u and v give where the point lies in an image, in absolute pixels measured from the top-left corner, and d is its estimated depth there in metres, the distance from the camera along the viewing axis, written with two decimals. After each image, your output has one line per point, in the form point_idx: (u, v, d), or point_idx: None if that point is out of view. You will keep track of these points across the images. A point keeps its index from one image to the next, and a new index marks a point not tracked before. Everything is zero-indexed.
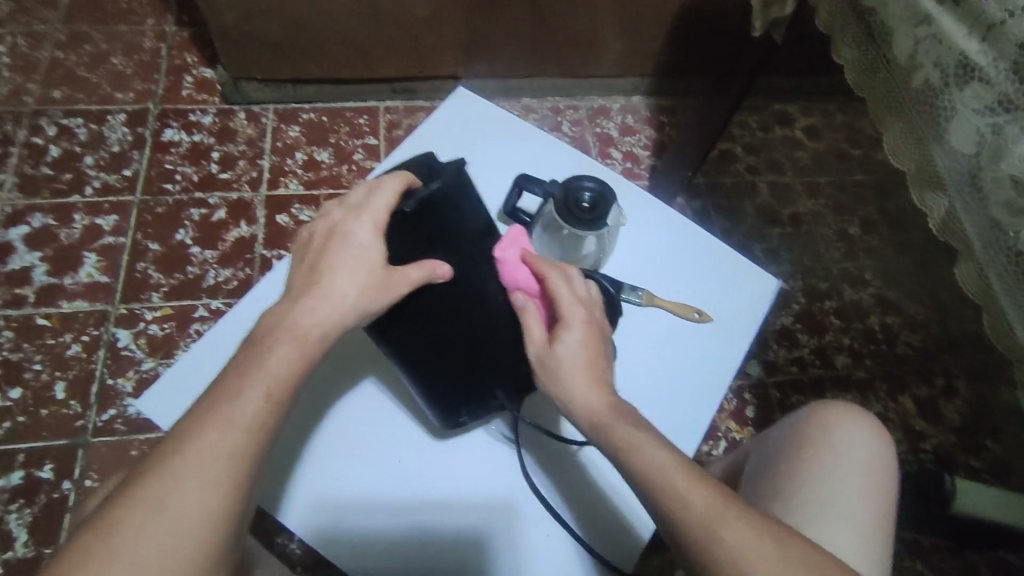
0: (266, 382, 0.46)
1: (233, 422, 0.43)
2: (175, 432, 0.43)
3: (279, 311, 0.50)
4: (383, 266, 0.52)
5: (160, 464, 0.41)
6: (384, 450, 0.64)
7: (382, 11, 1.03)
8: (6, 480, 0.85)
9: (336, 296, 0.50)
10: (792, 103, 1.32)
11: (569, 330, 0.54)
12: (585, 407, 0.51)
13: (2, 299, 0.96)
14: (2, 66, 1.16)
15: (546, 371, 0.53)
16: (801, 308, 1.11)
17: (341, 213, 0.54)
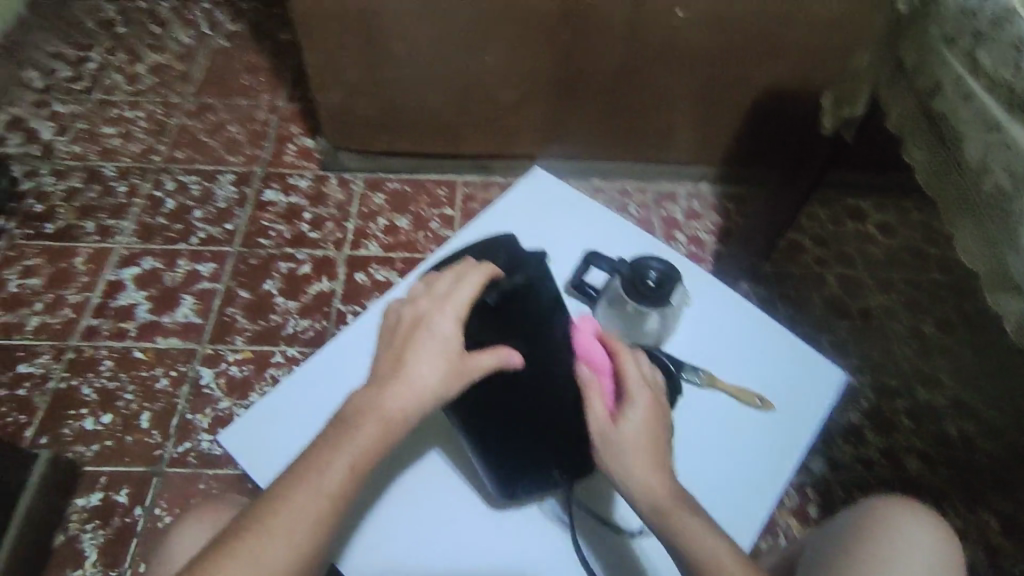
0: (353, 455, 0.51)
1: (321, 490, 0.49)
2: (274, 491, 0.50)
3: (366, 393, 0.54)
4: (460, 355, 0.56)
5: (260, 520, 0.48)
6: (441, 514, 0.66)
7: (470, 97, 1.13)
8: (86, 500, 0.91)
9: (418, 383, 0.54)
10: (863, 197, 1.32)
11: (638, 409, 0.56)
12: (647, 491, 0.54)
13: (108, 331, 1.06)
14: (139, 129, 1.34)
15: (609, 449, 0.55)
16: (871, 405, 1.07)
17: (425, 300, 0.58)
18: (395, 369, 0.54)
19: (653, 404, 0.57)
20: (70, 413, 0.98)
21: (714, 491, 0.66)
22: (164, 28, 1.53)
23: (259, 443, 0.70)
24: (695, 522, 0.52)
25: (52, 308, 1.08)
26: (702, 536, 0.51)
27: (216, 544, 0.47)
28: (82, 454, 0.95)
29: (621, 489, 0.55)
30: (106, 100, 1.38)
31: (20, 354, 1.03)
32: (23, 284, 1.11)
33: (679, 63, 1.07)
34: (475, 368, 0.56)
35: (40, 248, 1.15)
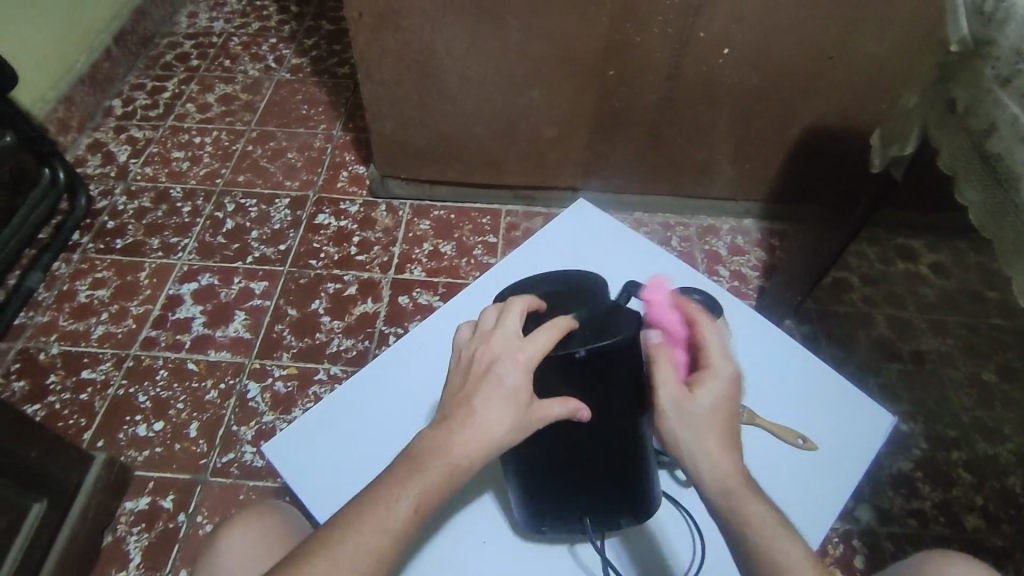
0: (417, 496, 0.49)
1: (386, 528, 0.48)
2: (340, 522, 0.49)
3: (433, 436, 0.51)
4: (527, 404, 0.53)
5: (323, 549, 0.47)
6: (478, 545, 0.66)
7: (517, 131, 1.17)
8: (134, 504, 0.95)
9: (485, 434, 0.51)
10: (915, 238, 1.29)
11: (714, 376, 0.56)
12: (706, 458, 0.51)
13: (165, 342, 1.12)
14: (205, 153, 1.42)
15: (678, 409, 0.54)
16: (924, 454, 1.02)
17: (497, 345, 0.55)
18: (462, 417, 0.51)
19: (730, 379, 0.56)
20: (126, 419, 1.03)
21: None
22: (234, 62, 1.64)
23: (302, 458, 0.72)
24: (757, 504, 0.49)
25: (116, 318, 1.15)
26: (758, 516, 0.48)
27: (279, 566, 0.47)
28: (134, 459, 0.99)
29: (681, 454, 0.53)
30: (178, 126, 1.48)
31: (84, 360, 1.10)
32: (91, 294, 1.18)
33: (725, 101, 1.08)
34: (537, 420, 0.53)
35: (110, 262, 1.23)
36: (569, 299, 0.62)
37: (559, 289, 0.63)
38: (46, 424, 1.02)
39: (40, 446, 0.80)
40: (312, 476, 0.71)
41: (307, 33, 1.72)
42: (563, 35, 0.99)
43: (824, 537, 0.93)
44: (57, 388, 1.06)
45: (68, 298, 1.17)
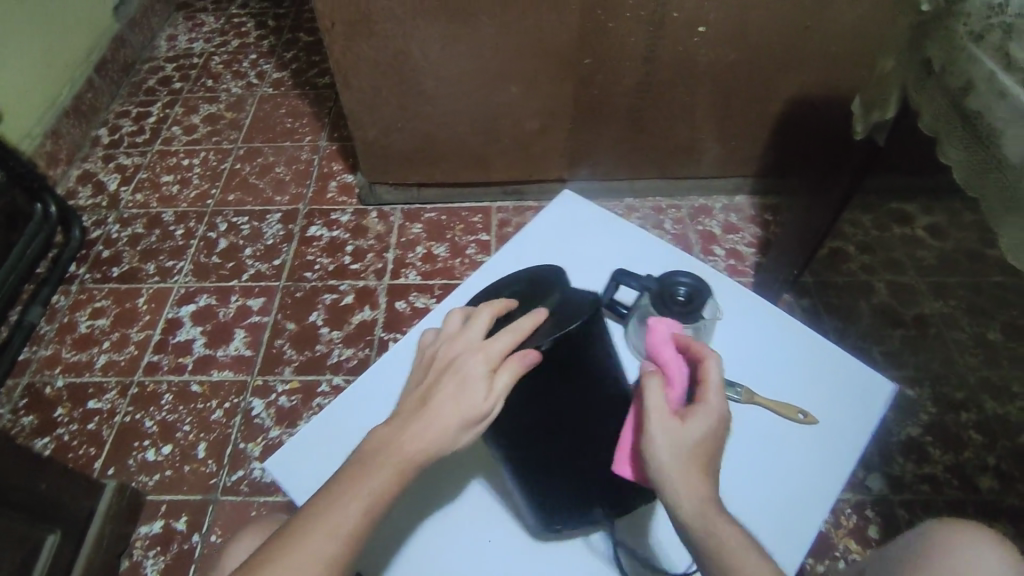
0: (364, 498, 0.48)
1: (334, 532, 0.47)
2: (290, 530, 0.47)
3: (388, 432, 0.51)
4: (482, 403, 0.51)
5: (273, 554, 0.46)
6: (484, 534, 0.68)
7: (499, 128, 1.16)
8: (148, 528, 0.96)
9: (438, 427, 0.50)
10: (910, 202, 1.28)
11: (703, 413, 0.52)
12: (685, 491, 0.49)
13: (168, 366, 1.13)
14: (194, 175, 1.43)
15: (672, 439, 0.50)
16: (932, 418, 1.01)
17: (459, 344, 0.55)
18: (418, 411, 0.52)
19: (724, 415, 0.53)
20: (134, 445, 1.04)
21: (752, 513, 0.63)
22: (216, 81, 1.64)
23: (301, 471, 0.72)
24: (737, 536, 0.47)
25: (117, 346, 1.16)
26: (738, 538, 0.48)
27: None
28: (145, 483, 1.00)
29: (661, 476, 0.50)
30: (165, 150, 1.49)
31: (89, 391, 1.10)
32: (92, 324, 1.19)
33: (704, 81, 1.08)
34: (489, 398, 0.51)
35: (108, 291, 1.24)
36: (541, 287, 0.60)
37: (529, 278, 0.62)
38: (56, 456, 1.03)
39: (50, 478, 0.81)
40: (311, 487, 0.71)
41: (286, 46, 1.72)
42: (535, 29, 0.99)
43: (837, 509, 0.93)
44: (65, 420, 1.07)
45: (70, 329, 1.18)
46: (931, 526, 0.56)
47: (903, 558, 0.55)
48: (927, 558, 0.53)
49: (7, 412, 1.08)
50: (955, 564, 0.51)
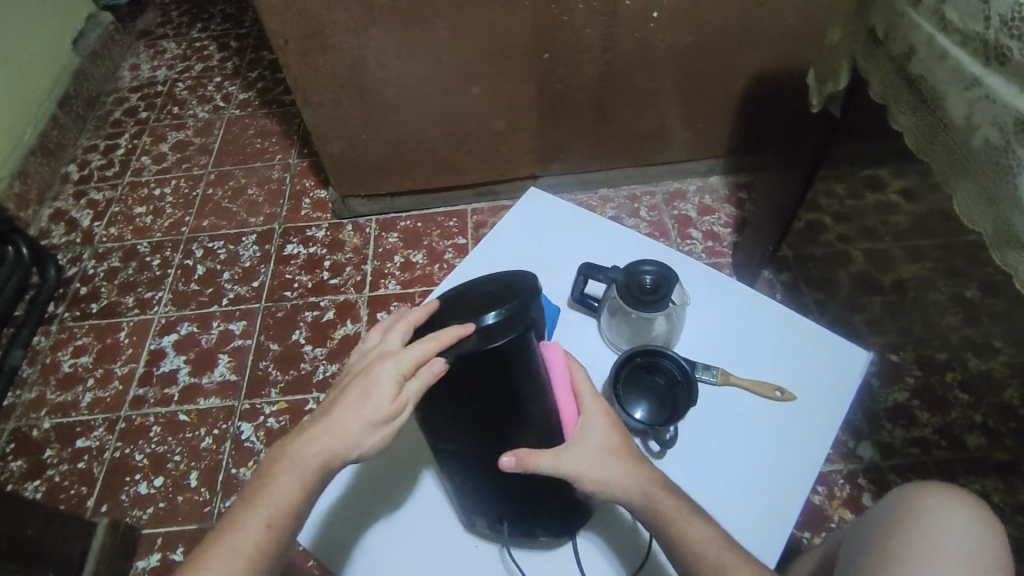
0: (266, 513, 0.48)
1: (237, 552, 0.47)
2: (195, 557, 0.47)
3: (293, 436, 0.51)
4: (386, 406, 0.50)
5: None
6: (432, 537, 0.65)
7: (464, 131, 1.16)
8: (145, 562, 0.95)
9: (339, 429, 0.50)
10: (881, 168, 1.29)
11: (589, 418, 0.57)
12: (628, 486, 0.53)
13: (154, 398, 1.12)
14: (167, 204, 1.42)
15: (580, 458, 0.54)
16: (917, 381, 1.02)
17: (373, 352, 0.54)
18: (323, 415, 0.51)
19: (606, 413, 0.57)
20: (126, 479, 1.04)
21: (738, 495, 0.63)
22: (182, 107, 1.63)
23: None
24: (675, 504, 0.52)
25: (102, 383, 1.15)
26: (676, 509, 0.52)
27: None
28: (140, 518, 1.00)
29: (600, 492, 0.54)
30: (136, 181, 1.48)
31: (77, 430, 1.10)
32: (75, 362, 1.18)
33: (664, 66, 1.08)
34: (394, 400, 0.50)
35: (88, 327, 1.23)
36: (482, 289, 0.54)
37: (491, 283, 0.55)
38: (48, 498, 1.03)
39: (37, 524, 0.81)
40: None
41: (250, 65, 1.71)
42: (489, 30, 0.99)
43: (829, 481, 0.94)
44: (55, 461, 1.07)
45: (52, 370, 1.18)
46: (908, 488, 0.56)
47: (877, 519, 0.55)
48: (902, 518, 0.53)
49: None
50: (929, 524, 0.52)
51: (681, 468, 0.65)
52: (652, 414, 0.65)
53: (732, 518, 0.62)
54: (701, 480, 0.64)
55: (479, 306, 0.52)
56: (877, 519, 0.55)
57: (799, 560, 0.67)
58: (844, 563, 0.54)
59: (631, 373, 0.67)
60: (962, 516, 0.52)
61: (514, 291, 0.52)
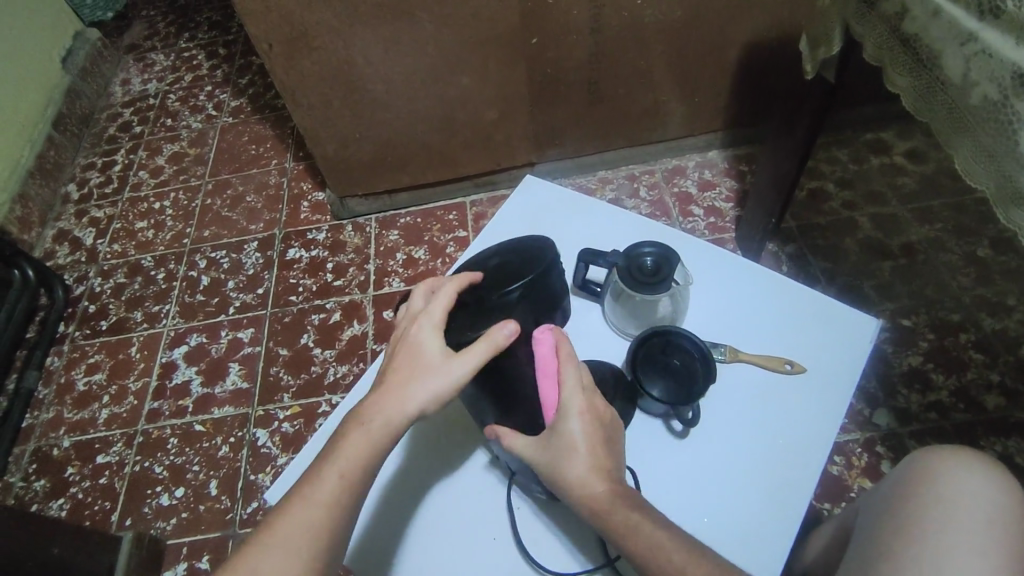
0: (341, 467, 0.48)
1: (317, 501, 0.47)
2: (276, 509, 0.48)
3: (358, 406, 0.52)
4: (438, 365, 0.52)
5: (261, 533, 0.47)
6: (474, 517, 0.64)
7: (457, 122, 1.15)
8: (173, 572, 0.97)
9: (405, 393, 0.51)
10: (883, 131, 1.27)
11: (568, 422, 0.51)
12: (585, 491, 0.50)
13: (169, 411, 1.13)
14: (167, 217, 1.42)
15: (546, 458, 0.52)
16: (931, 344, 1.00)
17: (405, 323, 0.57)
18: (382, 386, 0.52)
19: (583, 413, 0.51)
20: (147, 492, 1.05)
21: (752, 471, 0.63)
22: (175, 119, 1.63)
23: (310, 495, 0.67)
24: (631, 517, 0.49)
25: (117, 399, 1.16)
26: (632, 522, 0.49)
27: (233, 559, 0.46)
28: (164, 529, 1.01)
29: (560, 492, 0.52)
30: (135, 196, 1.48)
31: (96, 447, 1.11)
32: (89, 380, 1.20)
33: (653, 42, 1.06)
34: (469, 373, 0.52)
35: (99, 345, 1.24)
36: (505, 258, 0.61)
37: (514, 250, 0.62)
38: (73, 515, 1.05)
39: (63, 542, 0.82)
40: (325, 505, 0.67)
41: (240, 72, 1.70)
42: (474, 19, 0.97)
43: (846, 450, 0.93)
44: (77, 478, 1.08)
45: (68, 389, 1.19)
46: (917, 454, 0.56)
47: (888, 489, 0.55)
48: (911, 486, 0.53)
49: (20, 479, 1.09)
50: (938, 490, 0.51)
51: (695, 447, 0.65)
52: (669, 394, 0.64)
53: (747, 493, 0.62)
54: (715, 459, 0.64)
55: (502, 271, 0.60)
56: (892, 485, 0.55)
57: (815, 532, 0.67)
58: (859, 531, 0.54)
59: (648, 355, 0.66)
60: (979, 482, 0.51)
61: (531, 263, 0.61)
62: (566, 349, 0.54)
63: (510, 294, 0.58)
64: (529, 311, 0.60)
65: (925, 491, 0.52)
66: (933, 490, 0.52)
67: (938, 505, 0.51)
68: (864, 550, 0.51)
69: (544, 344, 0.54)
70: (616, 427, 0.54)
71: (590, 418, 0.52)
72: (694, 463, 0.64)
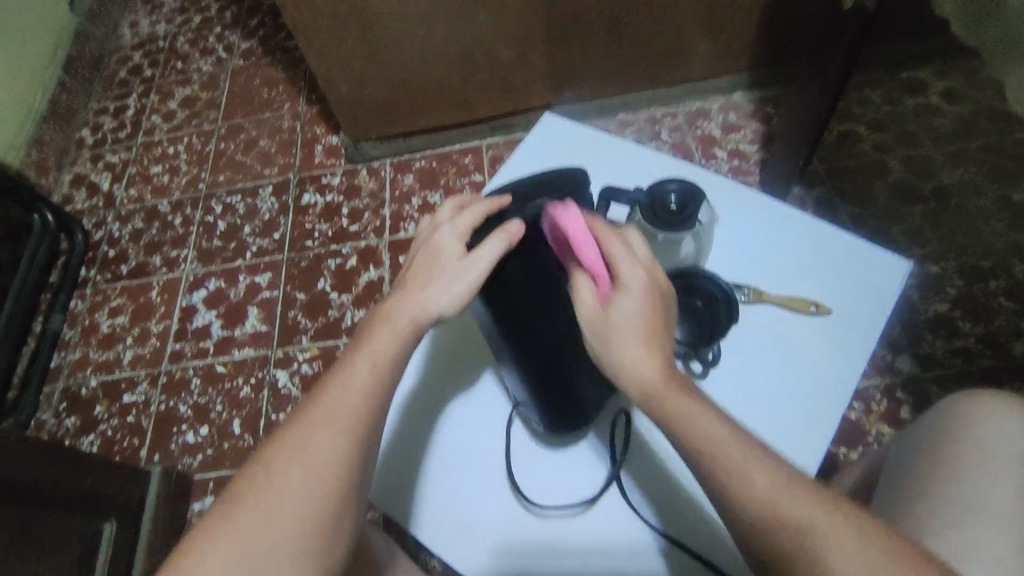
0: (370, 357, 0.49)
1: (350, 387, 0.48)
2: (310, 397, 0.49)
3: (379, 308, 0.53)
4: (451, 269, 0.51)
5: (300, 417, 0.47)
6: (481, 447, 0.67)
7: (473, 61, 1.11)
8: (201, 504, 1.01)
9: (425, 295, 0.51)
10: (921, 69, 1.20)
11: (623, 298, 0.48)
12: (641, 373, 0.46)
13: (191, 352, 1.15)
14: (181, 161, 1.41)
15: (599, 337, 0.48)
16: (959, 291, 0.98)
17: (428, 229, 0.56)
18: (403, 287, 0.53)
19: (644, 288, 0.48)
20: (173, 430, 1.08)
21: (775, 410, 0.62)
22: (185, 62, 1.60)
23: None
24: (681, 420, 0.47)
25: (140, 341, 1.19)
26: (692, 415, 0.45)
27: (271, 444, 0.47)
28: (191, 464, 1.04)
29: (614, 376, 0.48)
30: (149, 141, 1.47)
31: (123, 386, 1.14)
32: (112, 323, 1.22)
33: None
34: (486, 271, 0.51)
35: (121, 288, 1.26)
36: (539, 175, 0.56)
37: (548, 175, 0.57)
38: (104, 451, 1.08)
39: (94, 474, 0.85)
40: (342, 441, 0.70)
41: (249, 12, 1.65)
42: None
43: (866, 396, 0.92)
44: (105, 416, 1.11)
45: (92, 331, 1.21)
46: (948, 406, 0.54)
47: (921, 433, 0.54)
48: (943, 449, 0.51)
49: (51, 417, 1.13)
50: (974, 456, 0.50)
51: (719, 387, 0.64)
52: (690, 334, 0.64)
53: (769, 433, 0.61)
54: (738, 398, 0.63)
55: (528, 188, 0.55)
56: (920, 444, 0.53)
57: (843, 473, 0.67)
58: (885, 491, 0.54)
59: None
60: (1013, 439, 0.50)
61: (562, 182, 0.55)
62: (621, 227, 0.53)
63: (537, 207, 0.54)
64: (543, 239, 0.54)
65: (960, 457, 0.50)
66: (968, 455, 0.50)
67: (974, 472, 0.49)
68: (897, 495, 0.52)
69: (571, 217, 0.51)
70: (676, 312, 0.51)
71: (651, 293, 0.48)
72: (717, 402, 0.63)
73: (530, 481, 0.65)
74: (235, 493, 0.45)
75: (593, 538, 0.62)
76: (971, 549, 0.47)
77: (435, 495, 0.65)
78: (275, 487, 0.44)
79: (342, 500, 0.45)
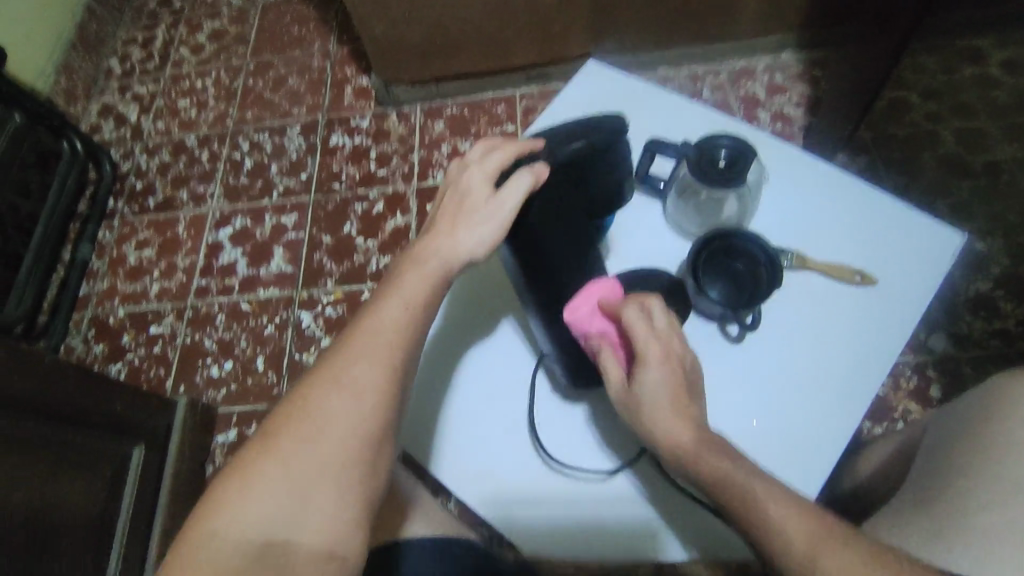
0: (405, 294, 0.49)
1: (385, 323, 0.48)
2: (346, 332, 0.49)
3: (409, 250, 0.53)
4: (479, 209, 0.50)
5: (337, 350, 0.48)
6: (502, 396, 0.67)
7: (512, 6, 1.07)
8: (224, 436, 1.03)
9: (457, 235, 0.50)
10: (982, 36, 1.14)
11: (647, 369, 0.51)
12: (675, 439, 0.50)
13: (217, 288, 1.16)
14: (210, 96, 1.39)
15: (630, 410, 0.53)
16: (1003, 272, 0.95)
17: (457, 169, 0.55)
18: (433, 228, 0.52)
19: (661, 361, 0.51)
20: (198, 363, 1.10)
21: (809, 380, 0.61)
22: None
23: None
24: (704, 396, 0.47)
25: (167, 274, 1.19)
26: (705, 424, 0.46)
27: (308, 375, 0.47)
28: (215, 398, 1.06)
29: (651, 442, 0.52)
30: (177, 74, 1.45)
31: (149, 317, 1.16)
32: (139, 255, 1.22)
33: None
34: (515, 211, 0.50)
35: (148, 222, 1.26)
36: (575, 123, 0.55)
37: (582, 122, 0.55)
38: (131, 379, 1.11)
39: (123, 399, 0.87)
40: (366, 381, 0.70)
41: None
42: None
43: (895, 372, 0.91)
44: (133, 345, 1.13)
45: (120, 262, 1.22)
46: (983, 393, 0.53)
47: (955, 418, 0.53)
48: (975, 435, 0.50)
49: (80, 343, 1.15)
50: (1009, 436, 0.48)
51: (755, 353, 0.63)
52: (728, 297, 0.61)
53: (803, 402, 0.61)
54: (772, 366, 0.62)
55: (564, 134, 0.54)
56: (955, 433, 0.52)
57: (874, 446, 0.67)
58: (919, 484, 0.52)
59: (710, 257, 0.63)
60: None
61: (600, 129, 0.54)
62: (644, 291, 0.55)
63: (571, 150, 0.53)
64: (574, 183, 0.54)
65: (992, 440, 0.49)
66: (1001, 436, 0.49)
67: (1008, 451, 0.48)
68: (931, 486, 0.50)
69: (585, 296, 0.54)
70: (695, 372, 0.54)
71: (673, 366, 0.52)
72: (750, 368, 0.63)
73: (547, 434, 0.65)
74: (274, 421, 0.45)
75: (605, 494, 0.62)
76: (1006, 528, 0.44)
77: (455, 440, 0.66)
78: (313, 415, 0.44)
79: (378, 429, 0.45)
